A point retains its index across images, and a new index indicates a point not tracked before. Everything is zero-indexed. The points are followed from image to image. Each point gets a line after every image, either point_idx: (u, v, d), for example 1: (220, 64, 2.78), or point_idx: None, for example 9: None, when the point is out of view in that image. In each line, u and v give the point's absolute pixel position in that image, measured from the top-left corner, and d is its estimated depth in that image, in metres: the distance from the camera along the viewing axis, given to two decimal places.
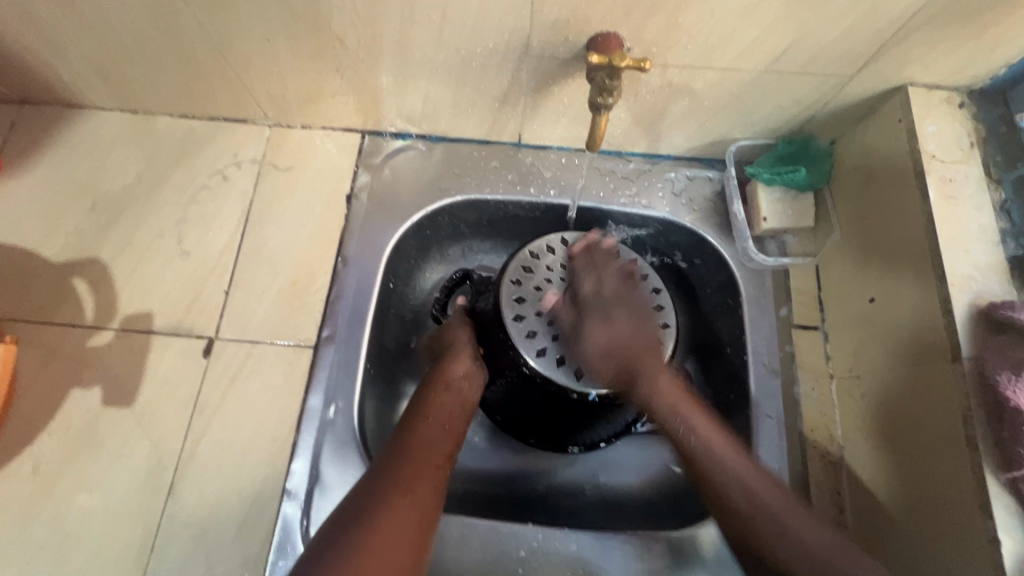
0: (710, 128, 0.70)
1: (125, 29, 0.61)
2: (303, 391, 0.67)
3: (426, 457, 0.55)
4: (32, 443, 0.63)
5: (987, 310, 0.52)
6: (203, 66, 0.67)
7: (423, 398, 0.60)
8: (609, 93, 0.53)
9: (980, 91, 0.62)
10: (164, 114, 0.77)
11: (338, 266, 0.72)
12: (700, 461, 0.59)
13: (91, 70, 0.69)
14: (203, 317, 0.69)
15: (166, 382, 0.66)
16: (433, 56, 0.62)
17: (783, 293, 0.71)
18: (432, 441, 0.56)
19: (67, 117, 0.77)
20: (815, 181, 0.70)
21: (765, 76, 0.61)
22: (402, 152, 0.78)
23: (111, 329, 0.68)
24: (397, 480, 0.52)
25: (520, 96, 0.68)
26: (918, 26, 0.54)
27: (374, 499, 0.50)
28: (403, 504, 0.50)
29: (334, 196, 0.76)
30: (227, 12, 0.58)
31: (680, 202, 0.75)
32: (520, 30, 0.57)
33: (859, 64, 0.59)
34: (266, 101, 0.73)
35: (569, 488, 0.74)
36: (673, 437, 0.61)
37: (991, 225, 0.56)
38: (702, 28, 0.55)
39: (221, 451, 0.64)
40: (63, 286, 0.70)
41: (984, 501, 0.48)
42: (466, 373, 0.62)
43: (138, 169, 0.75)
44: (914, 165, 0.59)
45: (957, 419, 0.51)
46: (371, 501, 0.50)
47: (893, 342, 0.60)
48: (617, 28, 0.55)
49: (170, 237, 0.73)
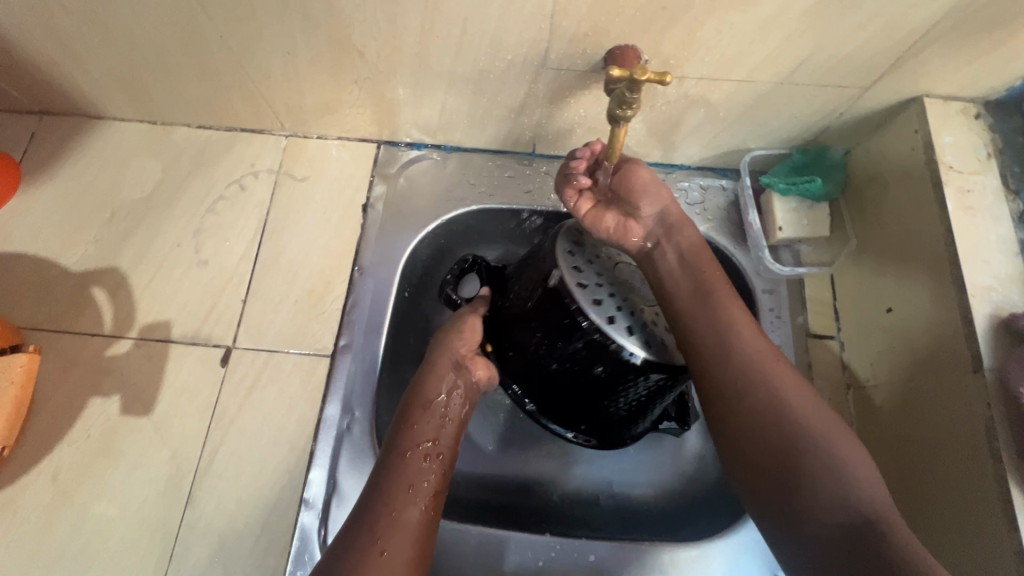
0: (724, 139, 0.71)
1: (147, 42, 0.62)
2: (320, 400, 0.67)
3: (408, 495, 0.53)
4: (51, 451, 0.64)
5: (1009, 321, 0.52)
6: (222, 77, 0.68)
7: (403, 423, 0.57)
8: (629, 106, 0.53)
9: (997, 102, 0.62)
10: (182, 124, 0.78)
11: (354, 276, 0.72)
12: (774, 410, 0.52)
13: (112, 82, 0.70)
14: (221, 326, 0.70)
15: (184, 391, 0.67)
16: (451, 69, 0.63)
17: (799, 303, 0.71)
18: (421, 468, 0.55)
19: (87, 128, 0.77)
20: (831, 192, 0.71)
21: (781, 88, 0.61)
22: (417, 162, 0.78)
23: (130, 338, 0.68)
24: (374, 529, 0.50)
25: (536, 107, 0.68)
26: (936, 39, 0.54)
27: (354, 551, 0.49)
28: (401, 536, 0.50)
29: (350, 206, 0.76)
30: (249, 26, 0.59)
31: (694, 212, 0.75)
32: (538, 43, 0.57)
33: (876, 75, 0.59)
34: (283, 112, 0.74)
35: (585, 498, 0.73)
36: (744, 391, 0.54)
37: (1010, 235, 0.56)
38: (720, 41, 0.55)
39: (238, 461, 0.64)
40: (82, 295, 0.70)
41: (1009, 513, 0.48)
42: (450, 388, 0.59)
43: (157, 178, 0.76)
44: (931, 175, 0.59)
45: (979, 431, 0.51)
46: (353, 553, 0.49)
47: (911, 353, 0.59)
48: (635, 41, 0.56)
49: (188, 247, 0.73)
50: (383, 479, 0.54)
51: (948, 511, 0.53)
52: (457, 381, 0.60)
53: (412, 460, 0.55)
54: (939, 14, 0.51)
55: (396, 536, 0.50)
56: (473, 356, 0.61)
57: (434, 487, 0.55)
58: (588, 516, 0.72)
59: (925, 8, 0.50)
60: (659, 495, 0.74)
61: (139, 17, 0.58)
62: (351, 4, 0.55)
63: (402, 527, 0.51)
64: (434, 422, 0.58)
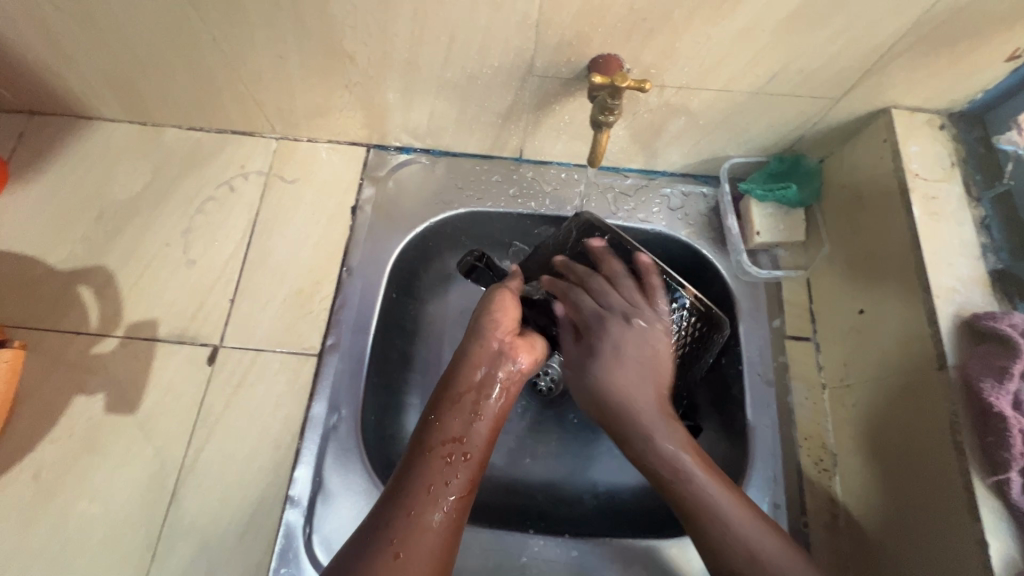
0: (704, 146, 0.73)
1: (140, 43, 0.63)
2: (308, 399, 0.67)
3: (430, 495, 0.49)
4: (33, 450, 0.63)
5: (971, 320, 0.54)
6: (214, 80, 0.69)
7: (428, 416, 0.55)
8: (610, 112, 0.56)
9: (960, 114, 0.65)
10: (173, 126, 0.79)
11: (343, 276, 0.73)
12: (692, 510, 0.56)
13: (104, 82, 0.70)
14: (208, 324, 0.70)
15: (170, 389, 0.67)
16: (440, 74, 0.65)
17: (776, 305, 0.73)
18: (448, 467, 0.51)
19: (76, 128, 0.78)
20: (806, 198, 0.73)
21: (757, 97, 0.64)
22: (406, 165, 0.80)
23: (115, 337, 0.69)
24: (390, 530, 0.47)
25: (523, 113, 0.70)
26: (900, 53, 0.57)
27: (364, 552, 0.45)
28: (423, 538, 0.47)
29: (340, 208, 0.77)
30: (243, 29, 0.60)
31: (676, 217, 0.77)
32: (524, 51, 0.59)
33: (846, 87, 0.62)
34: (274, 115, 0.75)
35: (569, 497, 0.74)
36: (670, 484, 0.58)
37: (972, 239, 0.59)
38: (698, 52, 0.58)
39: (224, 458, 0.64)
40: (67, 294, 0.70)
41: (972, 503, 0.50)
42: (479, 381, 0.56)
43: (146, 179, 0.76)
44: (899, 183, 0.62)
45: (944, 426, 0.53)
46: (362, 553, 0.45)
47: (882, 352, 0.62)
48: (618, 51, 0.58)
49: (177, 246, 0.74)
50: (407, 477, 0.50)
51: (919, 505, 0.55)
52: (491, 373, 0.57)
53: (434, 458, 0.52)
54: (902, 30, 0.54)
55: (417, 537, 0.47)
56: (512, 342, 0.59)
57: (462, 487, 0.51)
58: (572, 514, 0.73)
59: (889, 23, 0.53)
60: (642, 494, 0.75)
61: (133, 18, 0.60)
62: (343, 10, 0.56)
63: (420, 530, 0.47)
64: (463, 417, 0.54)
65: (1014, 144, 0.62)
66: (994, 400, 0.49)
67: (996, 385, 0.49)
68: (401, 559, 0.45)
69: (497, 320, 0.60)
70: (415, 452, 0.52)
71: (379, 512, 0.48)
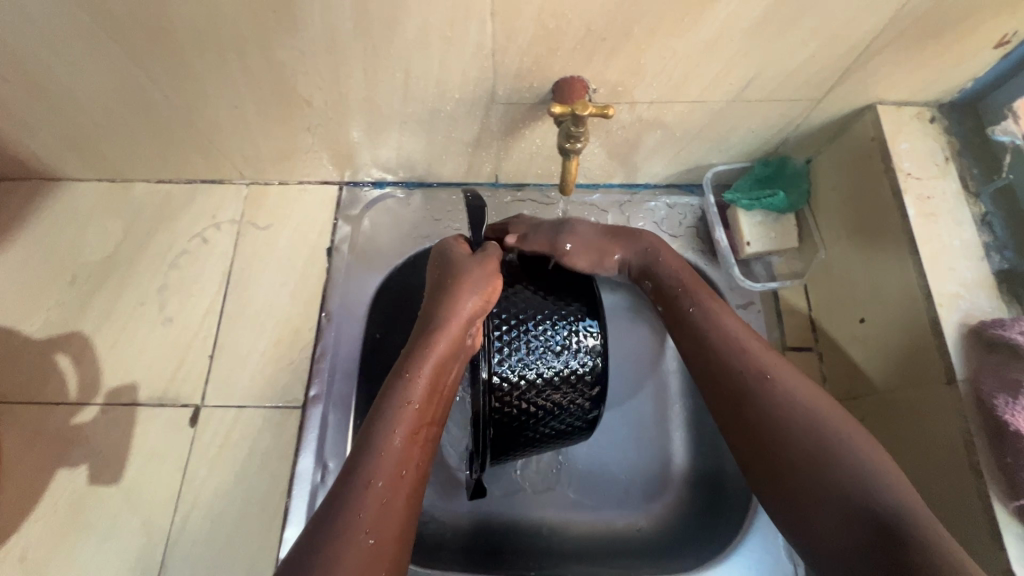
0: (685, 156, 0.70)
1: (95, 105, 0.62)
2: (294, 454, 0.65)
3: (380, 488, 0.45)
4: (19, 528, 0.62)
5: (978, 329, 0.51)
6: (174, 134, 0.67)
7: (373, 427, 0.48)
8: (576, 139, 0.53)
9: (950, 104, 0.62)
10: (141, 179, 0.77)
11: (322, 322, 0.71)
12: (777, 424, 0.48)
13: (66, 145, 0.69)
14: (189, 383, 0.68)
15: (153, 454, 0.65)
16: (401, 110, 0.62)
17: (774, 317, 0.70)
18: (412, 488, 0.46)
19: (45, 191, 0.76)
20: (795, 203, 0.70)
21: (732, 106, 0.61)
22: (381, 201, 0.77)
23: (96, 405, 0.67)
24: (332, 534, 0.42)
25: (492, 140, 0.67)
26: (880, 49, 0.53)
27: (314, 550, 0.41)
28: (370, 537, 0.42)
29: (316, 251, 0.75)
30: (193, 83, 0.58)
31: (661, 231, 0.74)
32: (484, 80, 0.57)
33: (826, 88, 0.58)
34: (241, 162, 0.73)
35: (575, 530, 0.72)
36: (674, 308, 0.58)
37: (973, 240, 0.56)
38: (665, 67, 0.55)
39: (212, 523, 0.63)
40: (44, 363, 0.69)
41: (994, 529, 0.47)
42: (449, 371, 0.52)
43: (116, 239, 0.75)
44: (890, 184, 0.59)
45: (956, 442, 0.50)
46: (311, 554, 0.41)
47: (888, 361, 0.58)
48: (581, 72, 0.56)
49: (152, 304, 0.72)
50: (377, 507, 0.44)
51: None
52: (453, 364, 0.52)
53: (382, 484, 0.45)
54: (878, 27, 0.51)
55: (380, 545, 0.42)
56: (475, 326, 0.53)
57: (406, 490, 0.46)
58: (578, 549, 0.70)
59: (866, 19, 0.50)
60: (652, 522, 0.72)
61: (81, 80, 0.58)
62: (290, 54, 0.54)
63: (350, 527, 0.42)
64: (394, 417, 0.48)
65: (1010, 135, 0.58)
66: (1009, 418, 0.47)
67: (1010, 402, 0.47)
68: (370, 546, 0.42)
69: (476, 269, 0.55)
70: (391, 427, 0.47)
71: (328, 547, 0.41)
